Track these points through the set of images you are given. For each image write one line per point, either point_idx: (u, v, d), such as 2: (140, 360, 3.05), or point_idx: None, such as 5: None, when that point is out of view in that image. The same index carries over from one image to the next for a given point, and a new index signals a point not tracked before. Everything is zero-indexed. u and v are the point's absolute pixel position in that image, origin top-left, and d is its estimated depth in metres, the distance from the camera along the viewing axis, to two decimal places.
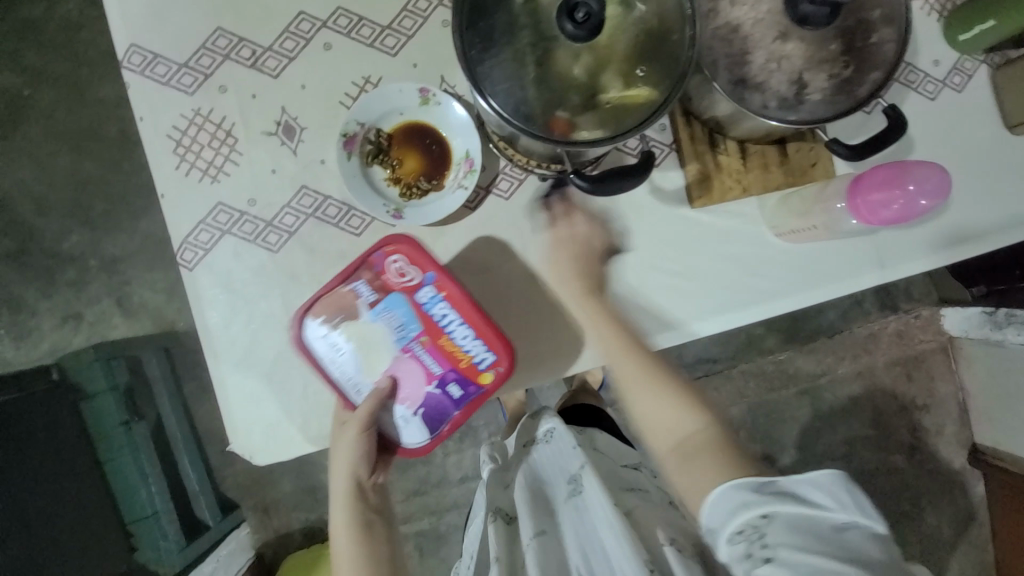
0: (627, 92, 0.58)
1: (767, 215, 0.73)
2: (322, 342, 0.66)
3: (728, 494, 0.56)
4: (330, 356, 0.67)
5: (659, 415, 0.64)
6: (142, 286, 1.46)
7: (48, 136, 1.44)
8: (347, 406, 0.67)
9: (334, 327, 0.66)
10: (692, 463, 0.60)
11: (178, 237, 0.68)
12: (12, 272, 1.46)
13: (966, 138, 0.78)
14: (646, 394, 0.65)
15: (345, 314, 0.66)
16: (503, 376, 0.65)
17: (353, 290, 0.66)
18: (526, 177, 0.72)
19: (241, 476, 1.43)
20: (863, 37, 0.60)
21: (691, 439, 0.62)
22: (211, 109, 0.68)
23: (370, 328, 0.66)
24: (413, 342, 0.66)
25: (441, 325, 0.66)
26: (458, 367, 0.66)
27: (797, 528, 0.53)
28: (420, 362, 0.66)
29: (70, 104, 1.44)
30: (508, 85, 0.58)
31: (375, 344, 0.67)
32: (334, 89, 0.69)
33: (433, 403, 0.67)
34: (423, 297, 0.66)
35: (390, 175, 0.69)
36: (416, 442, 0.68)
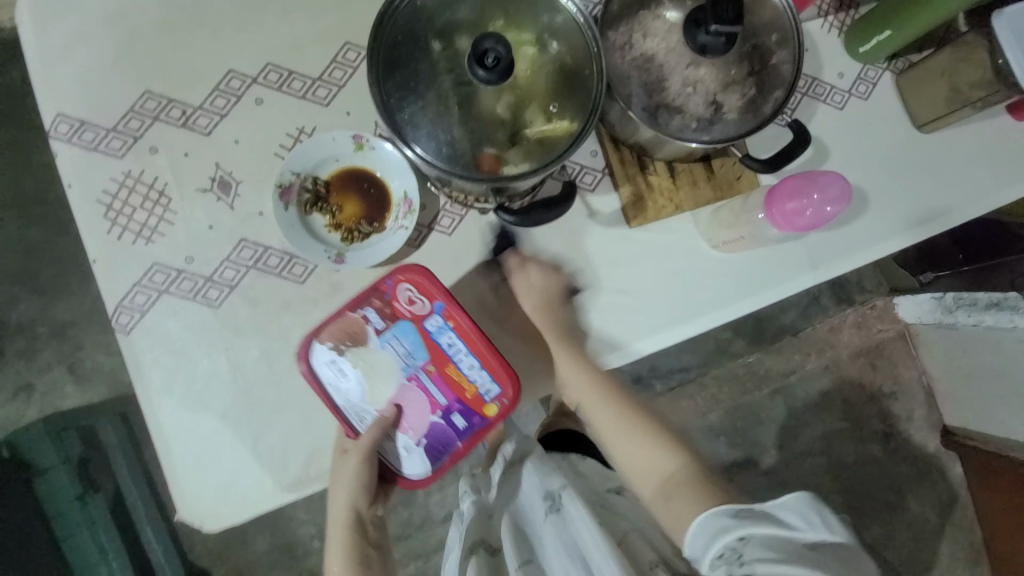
0: (549, 126, 0.61)
1: (702, 228, 0.76)
2: (329, 369, 0.65)
3: (708, 523, 0.60)
4: (335, 383, 0.66)
5: (646, 455, 0.69)
6: (97, 349, 1.40)
7: None
8: (349, 433, 0.66)
9: (340, 353, 0.65)
10: (672, 498, 0.65)
11: (114, 301, 0.66)
12: None
13: (878, 140, 0.84)
14: (631, 434, 0.71)
15: (353, 340, 0.65)
16: (507, 409, 0.63)
17: (362, 316, 0.65)
18: (466, 212, 0.73)
19: (213, 542, 1.36)
20: (763, 60, 0.65)
21: (672, 477, 0.67)
22: (142, 170, 0.68)
23: (376, 356, 0.65)
24: (419, 371, 0.65)
25: (447, 353, 0.65)
26: (463, 398, 0.65)
27: (772, 546, 0.54)
28: (427, 392, 0.65)
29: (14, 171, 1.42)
30: (432, 129, 0.60)
31: (381, 372, 0.65)
32: (269, 142, 0.70)
33: (437, 434, 0.65)
34: (432, 325, 0.65)
35: (331, 221, 0.70)
36: (417, 473, 0.67)
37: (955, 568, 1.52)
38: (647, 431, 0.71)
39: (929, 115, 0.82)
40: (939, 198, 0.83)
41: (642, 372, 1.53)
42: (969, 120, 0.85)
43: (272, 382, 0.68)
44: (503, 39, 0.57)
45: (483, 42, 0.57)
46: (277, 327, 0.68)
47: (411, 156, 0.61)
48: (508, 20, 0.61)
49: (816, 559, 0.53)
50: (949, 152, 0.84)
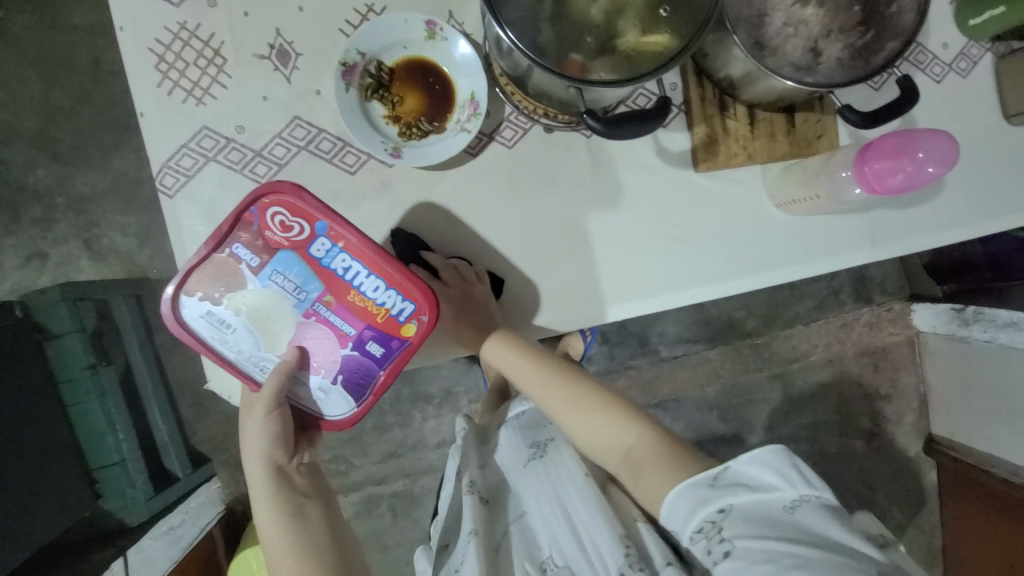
0: (645, 38, 0.57)
1: (770, 185, 0.73)
2: (206, 322, 0.62)
3: (686, 493, 0.53)
4: (218, 337, 0.62)
5: (603, 433, 0.64)
6: (113, 228, 1.38)
7: (15, 60, 1.34)
8: (254, 387, 0.63)
9: (214, 302, 0.61)
10: (646, 475, 0.58)
11: (158, 161, 0.63)
12: None
13: (963, 125, 0.79)
14: (568, 411, 0.66)
15: (226, 285, 0.61)
16: (425, 325, 0.62)
17: (233, 255, 0.61)
18: (531, 127, 0.69)
19: (213, 430, 1.41)
20: (879, 6, 0.61)
21: (625, 446, 0.62)
22: (199, 24, 0.63)
23: (256, 298, 0.62)
24: (317, 304, 0.62)
25: (345, 280, 0.62)
26: (374, 323, 0.63)
27: (753, 517, 0.49)
28: (328, 324, 0.63)
29: (39, 27, 1.34)
30: (522, 19, 0.55)
31: (266, 314, 0.62)
32: (334, 14, 0.65)
33: (354, 366, 0.63)
34: (318, 250, 0.62)
35: (389, 112, 0.66)
36: (342, 411, 0.64)
37: None
38: (586, 399, 0.66)
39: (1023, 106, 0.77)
40: (1009, 197, 0.79)
41: (649, 336, 1.53)
42: None
43: None
44: None
45: None
46: None
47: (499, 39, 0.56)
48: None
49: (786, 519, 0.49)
50: None
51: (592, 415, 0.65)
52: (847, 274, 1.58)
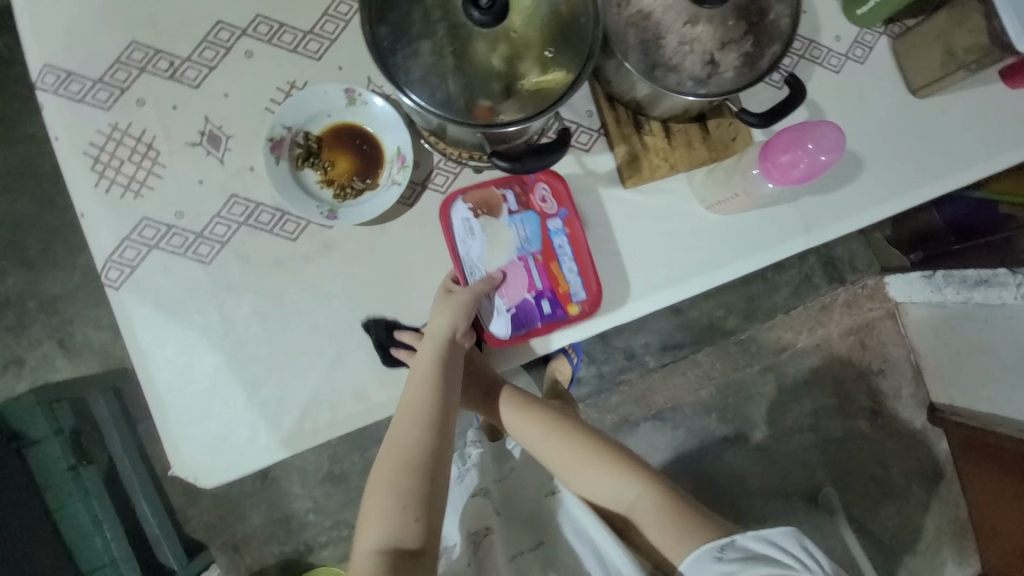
0: (544, 76, 0.61)
1: (697, 189, 0.76)
2: (461, 223, 0.70)
3: (697, 568, 0.61)
4: (461, 236, 0.70)
5: (606, 485, 0.72)
6: (87, 324, 1.39)
7: None
8: (461, 283, 0.69)
9: (476, 215, 0.70)
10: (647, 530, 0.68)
11: (102, 256, 0.65)
12: None
13: (873, 106, 0.84)
14: (581, 474, 0.73)
15: (488, 210, 0.70)
16: (590, 316, 0.71)
17: (502, 194, 0.71)
18: (460, 171, 0.72)
19: (208, 514, 1.37)
20: (762, 14, 0.65)
21: (628, 503, 0.71)
22: (130, 123, 0.66)
23: (504, 228, 0.70)
24: (530, 256, 0.70)
25: (557, 253, 0.71)
26: (557, 291, 0.70)
27: None
28: (529, 273, 0.70)
29: None
30: (426, 77, 0.59)
31: (501, 243, 0.70)
32: (259, 96, 0.69)
33: (525, 310, 0.70)
34: (552, 227, 0.71)
35: (323, 177, 0.69)
36: (497, 336, 0.70)
37: (939, 541, 1.55)
38: (568, 441, 0.75)
39: (924, 80, 0.82)
40: (932, 165, 0.84)
41: (634, 348, 1.54)
42: (962, 87, 0.85)
43: (262, 340, 0.67)
44: None
45: None
46: (269, 285, 0.68)
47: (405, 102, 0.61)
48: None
49: None
50: (944, 120, 0.84)
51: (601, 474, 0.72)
52: (816, 258, 1.61)
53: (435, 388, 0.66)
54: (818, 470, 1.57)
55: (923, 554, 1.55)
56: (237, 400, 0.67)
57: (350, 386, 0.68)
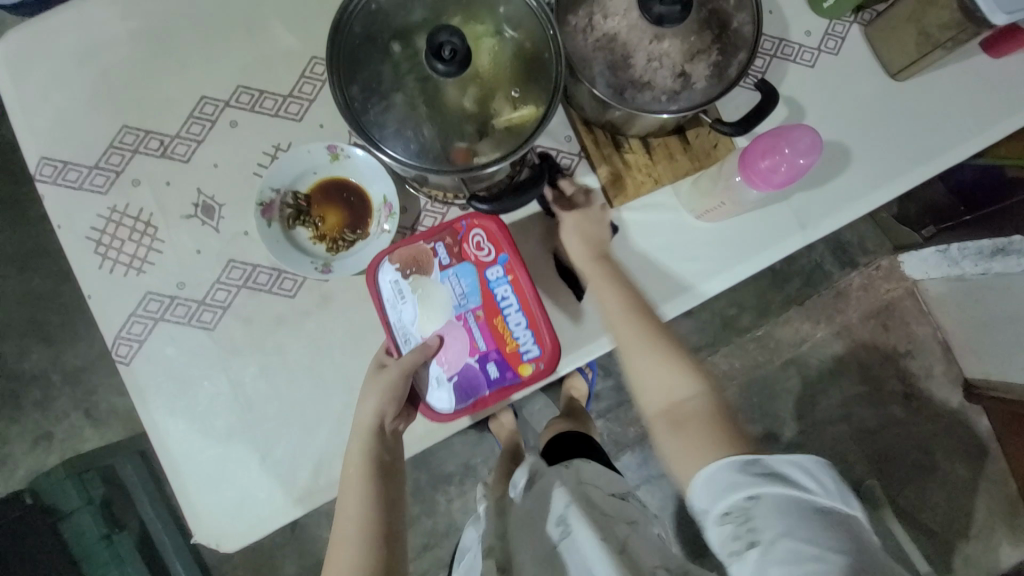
0: (516, 113, 0.62)
1: (684, 201, 0.76)
2: (390, 288, 0.64)
3: (721, 474, 0.59)
4: (391, 302, 0.65)
5: (665, 380, 0.68)
6: (110, 391, 1.43)
7: None
8: (397, 355, 0.65)
9: (402, 276, 0.64)
10: (687, 436, 0.64)
11: (112, 333, 0.67)
12: None
13: (854, 94, 0.83)
14: (646, 369, 0.69)
15: (416, 267, 0.64)
16: (544, 373, 0.63)
17: (431, 248, 0.64)
18: (448, 210, 0.73)
19: (241, 570, 1.36)
20: (724, 23, 0.66)
21: (685, 410, 0.66)
22: (127, 203, 0.69)
23: (437, 286, 0.64)
24: (469, 312, 0.64)
25: (500, 305, 0.64)
26: (503, 349, 0.63)
27: (786, 510, 0.55)
28: (470, 332, 0.64)
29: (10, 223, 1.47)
30: (402, 128, 0.61)
31: (434, 303, 0.64)
32: (246, 162, 0.71)
33: (469, 375, 0.64)
34: (492, 275, 0.64)
35: (315, 233, 0.71)
36: (441, 408, 0.64)
37: (996, 524, 1.48)
38: (657, 340, 0.69)
39: (902, 62, 0.81)
40: (923, 145, 0.82)
41: None
42: (943, 63, 0.83)
43: (272, 399, 0.68)
44: (457, 31, 0.57)
45: (437, 35, 0.57)
46: (274, 342, 0.69)
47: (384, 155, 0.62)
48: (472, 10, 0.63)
49: (822, 524, 0.54)
50: (929, 98, 0.83)
51: (666, 373, 0.68)
52: (824, 244, 1.58)
53: (367, 487, 0.63)
54: (856, 462, 1.51)
55: (980, 539, 1.47)
56: (251, 461, 0.67)
57: None
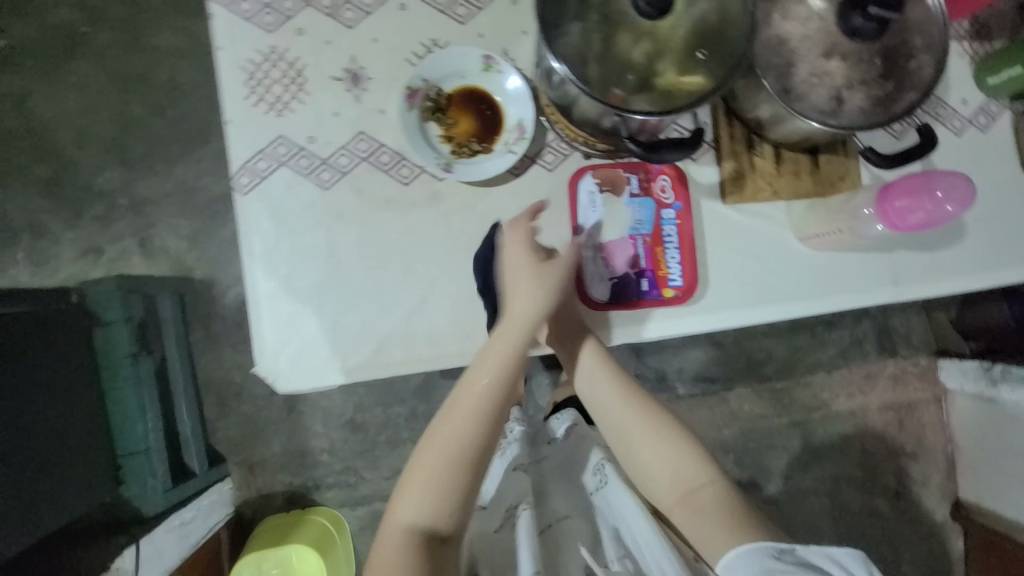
0: (681, 78, 0.63)
1: (794, 221, 0.76)
2: (586, 197, 0.72)
3: (748, 558, 0.57)
4: (584, 209, 0.72)
5: (667, 461, 0.66)
6: (166, 230, 1.56)
7: (104, 77, 1.59)
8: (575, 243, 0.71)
9: (599, 191, 0.71)
10: (697, 516, 0.63)
11: (237, 162, 0.71)
12: (46, 199, 1.56)
13: (984, 178, 0.82)
14: (640, 439, 0.68)
15: (611, 188, 0.71)
16: (682, 301, 0.72)
17: (626, 176, 0.72)
18: (571, 153, 0.74)
19: (233, 431, 1.47)
20: (902, 60, 0.65)
21: (684, 481, 0.65)
22: (286, 48, 0.72)
23: (622, 208, 0.71)
24: (640, 237, 0.71)
25: (666, 238, 0.71)
26: (658, 272, 0.71)
27: None
28: (634, 251, 0.71)
29: (125, 46, 1.59)
30: (571, 56, 0.62)
31: (617, 219, 0.71)
32: (403, 47, 0.73)
33: (623, 282, 0.71)
34: (666, 215, 0.72)
35: (444, 132, 0.73)
36: (592, 301, 0.72)
37: None
38: (653, 423, 0.69)
39: None
40: None
41: (666, 372, 1.53)
42: None
43: (360, 270, 0.72)
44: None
45: None
46: (376, 220, 0.72)
47: (552, 70, 0.64)
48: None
49: None
50: None
51: (660, 443, 0.67)
52: (872, 324, 1.57)
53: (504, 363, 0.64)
54: (823, 537, 1.53)
55: None
56: (322, 319, 0.71)
57: (427, 330, 0.72)
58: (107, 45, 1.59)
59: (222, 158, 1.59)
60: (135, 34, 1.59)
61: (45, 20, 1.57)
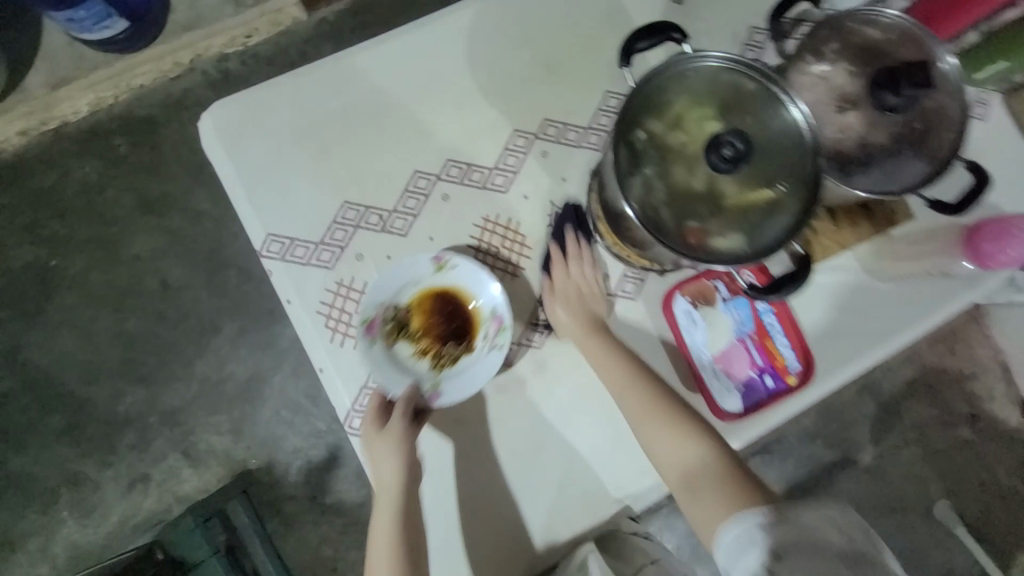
0: (749, 194, 0.63)
1: (868, 264, 0.79)
2: (684, 317, 0.74)
3: (742, 528, 0.56)
4: (687, 327, 0.74)
5: (673, 449, 0.66)
6: (210, 432, 1.33)
7: (82, 301, 1.33)
8: (696, 372, 0.73)
9: (695, 307, 0.74)
10: (699, 495, 0.62)
11: (345, 404, 0.70)
12: (61, 450, 1.30)
13: (993, 157, 0.87)
14: (651, 421, 0.67)
15: (704, 300, 0.74)
16: (808, 382, 0.74)
17: (713, 284, 0.74)
18: (647, 276, 0.76)
19: None
20: (926, 106, 0.69)
21: (693, 466, 0.65)
22: (352, 277, 0.72)
23: (721, 316, 0.74)
24: (747, 336, 0.74)
25: (769, 329, 0.74)
26: (776, 363, 0.73)
27: (810, 561, 0.51)
28: (749, 352, 0.73)
29: (100, 265, 1.33)
30: (642, 206, 0.63)
31: (721, 328, 0.74)
32: (459, 234, 0.75)
33: (748, 384, 0.73)
34: (762, 307, 0.74)
35: (415, 347, 0.71)
36: (730, 412, 0.72)
37: None
38: (665, 412, 0.67)
39: None
40: None
41: None
42: None
43: (496, 462, 0.73)
44: (742, 134, 0.58)
45: (722, 134, 0.58)
46: (492, 408, 0.73)
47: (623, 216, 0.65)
48: (710, 91, 0.65)
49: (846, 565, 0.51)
50: None
51: (670, 430, 0.67)
52: None
53: (393, 528, 0.66)
54: (930, 482, 1.42)
55: None
56: (487, 521, 0.72)
57: (580, 497, 0.73)
58: (82, 262, 1.33)
59: (240, 340, 1.34)
60: (110, 249, 1.33)
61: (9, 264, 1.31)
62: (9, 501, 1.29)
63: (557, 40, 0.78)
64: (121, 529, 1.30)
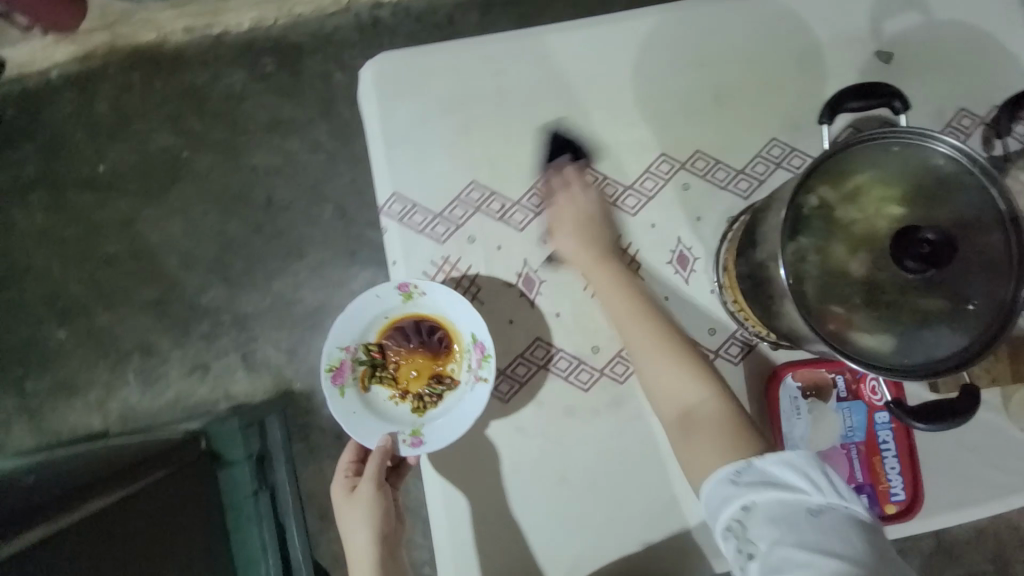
0: (919, 296, 0.55)
1: (1014, 410, 0.69)
2: (789, 402, 0.68)
3: (726, 483, 0.54)
4: (789, 414, 0.68)
5: (670, 381, 0.63)
6: (269, 344, 1.40)
7: (198, 193, 1.43)
8: None
9: (803, 395, 0.68)
10: (693, 440, 0.59)
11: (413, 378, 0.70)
12: (143, 321, 1.41)
13: None
14: (651, 356, 0.64)
15: (817, 392, 0.68)
16: (908, 517, 0.67)
17: (833, 378, 0.68)
18: (756, 344, 0.71)
19: (335, 545, 1.42)
20: None
21: (690, 407, 0.61)
22: (458, 257, 0.72)
23: (832, 415, 0.68)
24: (854, 446, 0.68)
25: (881, 446, 0.68)
26: (878, 486, 0.67)
27: (780, 518, 0.50)
28: (850, 463, 0.67)
29: (222, 167, 1.43)
30: (790, 274, 0.56)
31: (828, 428, 0.68)
32: (575, 244, 0.72)
33: None
34: (881, 420, 0.68)
35: (392, 389, 0.71)
36: None
37: None
38: (667, 348, 0.64)
39: None
40: None
41: None
42: None
43: (542, 483, 0.70)
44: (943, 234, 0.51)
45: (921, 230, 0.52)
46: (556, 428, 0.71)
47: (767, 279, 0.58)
48: (905, 172, 0.57)
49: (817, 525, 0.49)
50: None
51: (668, 361, 0.63)
52: None
53: None
54: None
55: None
56: (514, 537, 0.70)
57: (618, 545, 0.70)
58: (203, 159, 1.42)
59: (318, 270, 1.39)
60: (233, 153, 1.42)
61: (147, 145, 1.41)
62: (91, 350, 1.41)
63: (733, 73, 0.73)
64: (173, 408, 1.39)
